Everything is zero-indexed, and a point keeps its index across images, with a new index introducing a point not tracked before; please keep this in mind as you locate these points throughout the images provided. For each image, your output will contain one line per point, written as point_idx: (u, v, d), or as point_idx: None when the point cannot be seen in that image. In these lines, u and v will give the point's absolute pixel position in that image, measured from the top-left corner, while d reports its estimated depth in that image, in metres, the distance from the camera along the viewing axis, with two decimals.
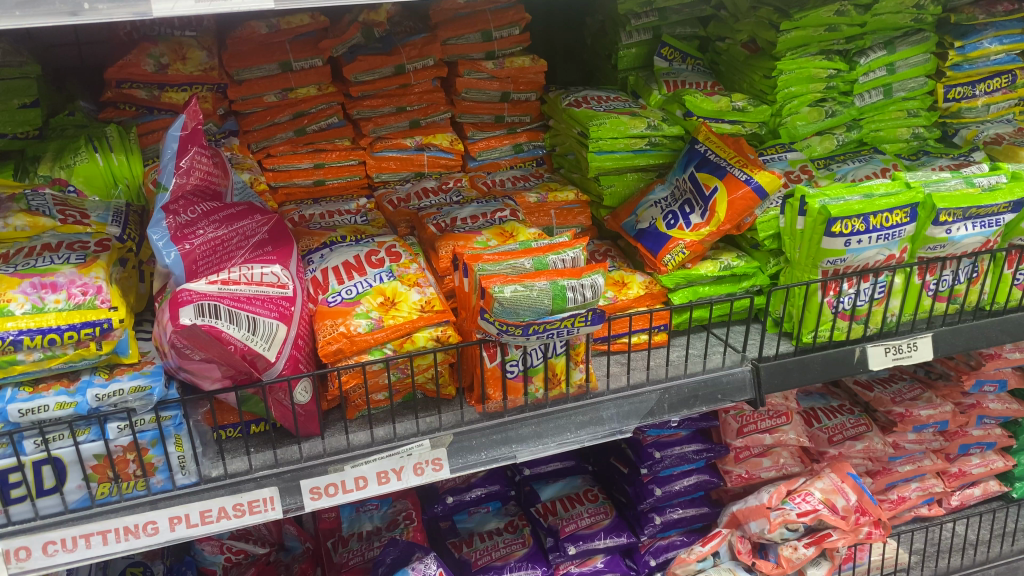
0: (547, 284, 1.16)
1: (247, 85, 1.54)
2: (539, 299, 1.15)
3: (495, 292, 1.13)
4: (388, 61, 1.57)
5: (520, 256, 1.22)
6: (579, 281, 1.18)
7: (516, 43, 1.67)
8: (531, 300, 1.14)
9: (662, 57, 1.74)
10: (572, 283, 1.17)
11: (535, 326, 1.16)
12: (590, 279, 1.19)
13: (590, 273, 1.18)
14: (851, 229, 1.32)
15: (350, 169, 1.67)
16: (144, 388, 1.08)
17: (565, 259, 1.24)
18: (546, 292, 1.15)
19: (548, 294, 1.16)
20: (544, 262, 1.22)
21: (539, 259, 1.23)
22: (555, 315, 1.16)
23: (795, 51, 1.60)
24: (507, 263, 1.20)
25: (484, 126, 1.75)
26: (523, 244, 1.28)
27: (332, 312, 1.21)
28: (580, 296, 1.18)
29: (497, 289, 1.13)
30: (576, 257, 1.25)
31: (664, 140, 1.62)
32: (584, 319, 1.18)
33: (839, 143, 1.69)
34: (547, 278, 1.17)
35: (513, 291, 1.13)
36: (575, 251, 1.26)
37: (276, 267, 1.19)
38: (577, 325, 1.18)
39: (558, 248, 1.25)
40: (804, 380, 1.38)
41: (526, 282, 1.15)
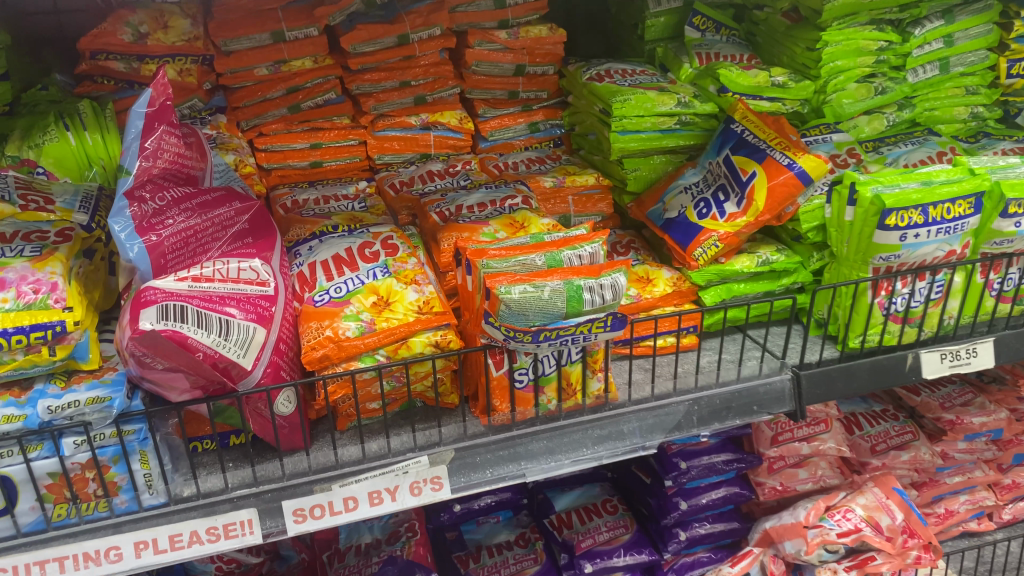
0: (562, 284, 1.02)
1: (237, 57, 1.39)
2: (554, 301, 1.01)
3: (500, 292, 1.00)
4: (391, 31, 1.42)
5: (532, 251, 1.08)
6: (598, 280, 1.04)
7: (531, 10, 1.51)
8: (544, 303, 1.01)
9: (693, 26, 1.57)
10: (590, 283, 1.03)
11: (549, 332, 1.03)
12: (612, 279, 1.04)
13: (611, 271, 1.04)
14: (908, 221, 1.17)
15: (351, 150, 1.54)
16: (103, 399, 0.96)
17: (582, 255, 1.09)
18: (562, 293, 1.01)
19: (562, 295, 1.02)
20: (558, 260, 1.07)
21: (553, 255, 1.08)
22: (571, 321, 1.02)
23: (843, 20, 1.44)
24: (516, 260, 1.06)
25: (497, 103, 1.60)
26: (535, 238, 1.13)
27: (318, 314, 1.06)
28: (599, 299, 1.03)
29: (504, 289, 1.00)
30: (597, 252, 1.10)
31: (695, 119, 1.45)
32: (603, 323, 1.04)
33: (889, 124, 1.52)
34: (561, 277, 1.04)
35: (523, 292, 1.00)
36: (595, 246, 1.11)
37: (256, 262, 1.07)
38: (595, 331, 1.04)
39: (577, 242, 1.10)
40: (849, 389, 1.25)
41: (536, 282, 1.02)
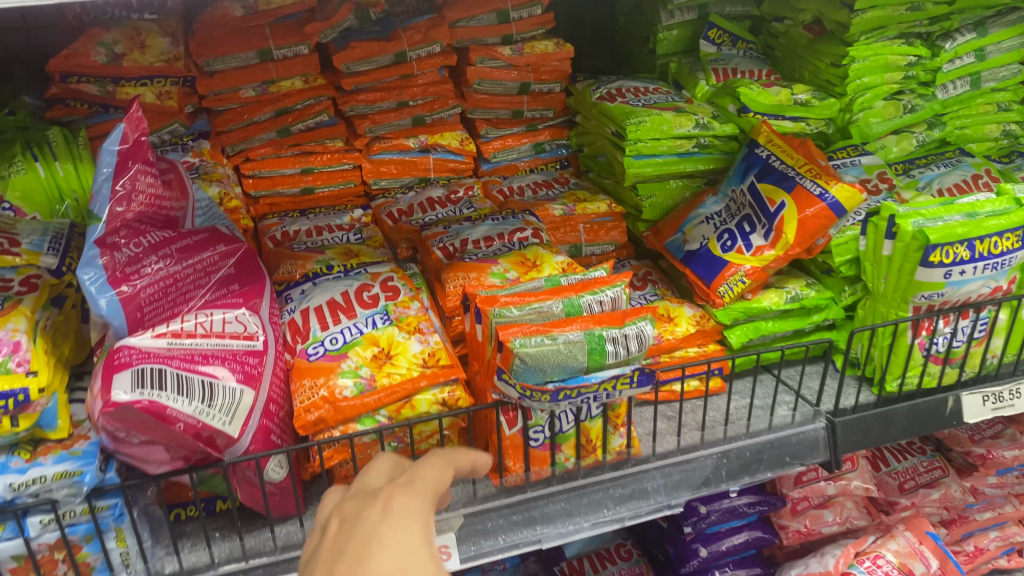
0: (581, 335, 0.93)
1: (221, 77, 1.29)
2: (573, 354, 0.91)
3: (514, 345, 0.89)
4: (387, 48, 1.32)
5: (547, 296, 0.98)
6: (622, 330, 0.94)
7: (537, 24, 1.41)
8: (563, 357, 0.91)
9: (708, 40, 1.48)
10: (613, 333, 0.94)
11: (569, 391, 0.92)
12: (637, 328, 0.95)
13: (635, 320, 0.95)
14: (953, 257, 1.07)
15: (345, 175, 1.44)
16: (73, 474, 0.85)
17: (603, 301, 0.99)
18: (582, 346, 0.92)
19: (583, 348, 0.92)
20: (577, 306, 0.97)
21: (572, 301, 0.97)
22: (594, 377, 0.92)
23: (870, 34, 1.35)
24: (529, 307, 0.96)
25: (499, 122, 1.50)
26: (551, 281, 1.02)
27: (312, 370, 0.96)
28: (622, 350, 0.94)
29: (519, 342, 0.90)
30: (620, 297, 1.00)
31: (715, 141, 1.35)
32: (627, 379, 0.93)
33: (919, 144, 1.42)
34: (580, 327, 0.94)
35: (540, 345, 0.90)
36: (618, 289, 1.00)
37: (242, 312, 0.96)
38: (619, 387, 0.94)
39: (597, 286, 1.00)
40: (887, 436, 1.16)
41: (552, 334, 0.92)
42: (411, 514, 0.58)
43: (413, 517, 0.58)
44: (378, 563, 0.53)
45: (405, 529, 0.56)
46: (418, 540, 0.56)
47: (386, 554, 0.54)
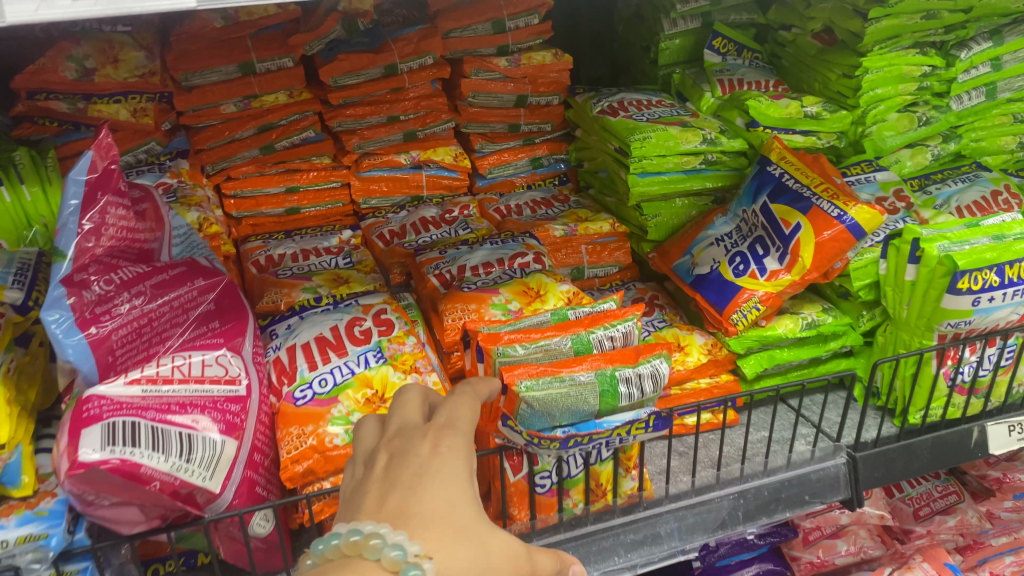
0: (592, 376, 0.86)
1: (200, 92, 1.21)
2: (584, 396, 0.85)
3: (520, 388, 0.83)
4: (377, 61, 1.25)
5: (556, 332, 0.91)
6: (636, 369, 0.87)
7: (534, 34, 1.34)
8: (572, 400, 0.84)
9: (713, 50, 1.42)
10: (626, 372, 0.87)
11: (579, 437, 0.86)
12: (651, 366, 0.88)
13: (650, 357, 0.88)
14: (982, 284, 1.01)
15: (333, 194, 1.37)
16: (38, 537, 0.77)
17: (615, 336, 0.91)
18: (593, 387, 0.85)
19: (594, 391, 0.85)
20: (586, 343, 0.90)
21: (581, 336, 0.91)
22: (607, 423, 0.86)
23: (884, 44, 1.29)
24: (536, 344, 0.89)
25: (494, 137, 1.43)
26: (558, 315, 0.95)
27: (299, 416, 0.88)
28: (636, 391, 0.87)
29: (524, 385, 0.83)
30: (632, 332, 0.93)
31: (722, 157, 1.29)
32: (642, 424, 0.88)
33: (934, 158, 1.36)
34: (590, 366, 0.87)
35: (548, 388, 0.84)
36: (630, 323, 0.93)
37: (223, 353, 0.89)
38: (634, 433, 0.88)
39: (608, 319, 0.93)
40: (909, 470, 1.09)
41: (561, 375, 0.85)
42: (457, 455, 0.58)
43: (460, 457, 0.58)
44: (429, 501, 0.54)
45: (453, 470, 0.56)
46: (463, 483, 0.56)
47: (437, 493, 0.54)
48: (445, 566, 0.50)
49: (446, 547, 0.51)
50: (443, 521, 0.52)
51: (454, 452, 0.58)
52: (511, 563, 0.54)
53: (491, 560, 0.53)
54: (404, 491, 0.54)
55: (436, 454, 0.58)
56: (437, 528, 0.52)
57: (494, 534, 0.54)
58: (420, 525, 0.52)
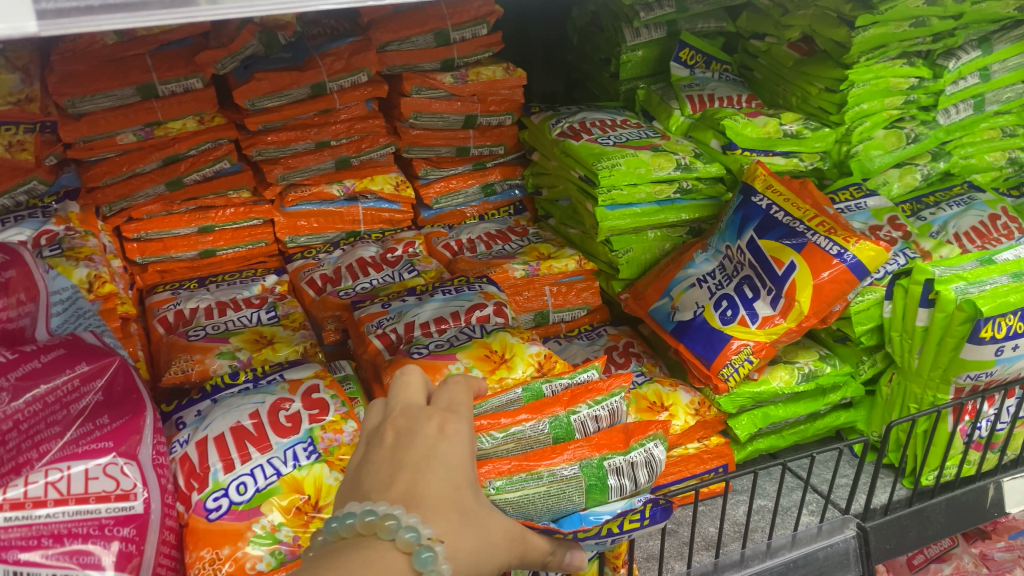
0: (573, 469, 0.66)
1: (90, 120, 1.01)
2: (567, 494, 0.65)
3: (488, 492, 0.63)
4: (302, 79, 1.07)
5: (528, 414, 0.71)
6: (628, 457, 0.68)
7: (482, 46, 1.18)
8: (553, 499, 0.63)
9: (679, 62, 1.28)
10: (615, 461, 0.67)
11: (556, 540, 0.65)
12: (644, 450, 0.69)
13: (645, 440, 0.69)
14: (1005, 331, 0.89)
15: (254, 232, 1.19)
16: None
17: (600, 417, 0.73)
18: (578, 482, 0.65)
19: (578, 488, 0.65)
20: (566, 428, 0.71)
21: (558, 417, 0.71)
22: (594, 517, 0.65)
23: (871, 54, 1.15)
24: (506, 432, 0.69)
25: (440, 161, 1.27)
26: (529, 390, 0.75)
27: (212, 534, 0.71)
28: (629, 483, 0.67)
29: (494, 487, 0.63)
30: (619, 410, 0.74)
31: (698, 184, 1.16)
32: (637, 515, 0.68)
33: (924, 178, 1.25)
34: (570, 459, 0.67)
35: (522, 490, 0.63)
36: (618, 397, 0.75)
37: (111, 461, 0.69)
38: (626, 526, 0.68)
39: (592, 394, 0.74)
40: (924, 538, 0.95)
41: (531, 471, 0.65)
42: (467, 436, 0.50)
43: (469, 436, 0.50)
44: (439, 483, 0.46)
45: (465, 451, 0.48)
46: (470, 464, 0.49)
47: (446, 474, 0.47)
48: (452, 557, 0.44)
49: (453, 536, 0.44)
50: (449, 504, 0.45)
51: (465, 431, 0.50)
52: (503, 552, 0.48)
53: (486, 548, 0.47)
54: (410, 470, 0.46)
55: (445, 432, 0.49)
56: (446, 514, 0.45)
57: (491, 516, 0.48)
58: (431, 509, 0.44)
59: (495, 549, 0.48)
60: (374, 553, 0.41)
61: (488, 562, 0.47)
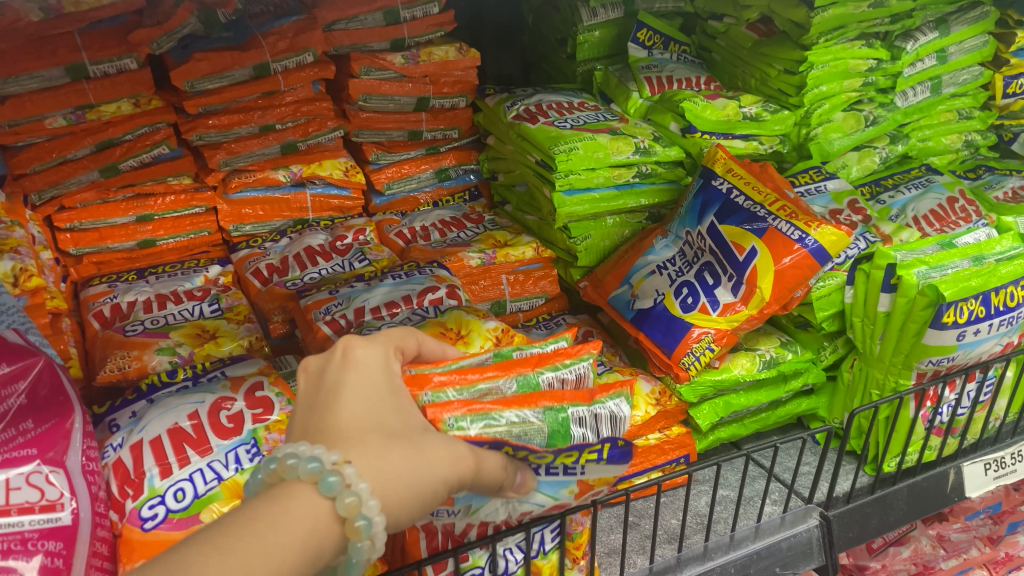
0: (537, 415, 0.58)
1: (15, 103, 0.94)
2: (526, 436, 0.57)
3: (446, 428, 0.54)
4: (244, 60, 1.02)
5: (496, 372, 0.63)
6: (592, 408, 0.60)
7: (434, 25, 1.14)
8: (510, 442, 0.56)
9: (638, 43, 1.25)
10: (579, 411, 0.60)
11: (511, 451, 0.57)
12: (609, 404, 0.61)
13: (612, 393, 0.61)
14: (968, 316, 0.88)
15: (196, 221, 1.14)
16: None
17: (566, 381, 0.64)
18: (539, 425, 0.57)
19: (540, 433, 0.57)
20: (535, 387, 0.62)
21: (527, 377, 0.62)
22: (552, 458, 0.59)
23: (830, 35, 1.14)
24: (472, 390, 0.60)
25: (392, 146, 1.22)
26: (499, 352, 0.66)
27: (150, 545, 0.67)
28: (592, 435, 0.60)
29: (453, 423, 0.55)
30: (588, 375, 0.65)
31: (657, 168, 1.13)
32: (594, 453, 0.62)
33: (882, 161, 1.24)
34: (535, 405, 0.59)
35: (483, 429, 0.55)
36: (586, 362, 0.65)
37: (34, 469, 0.64)
38: (583, 461, 0.62)
39: (561, 357, 0.65)
40: (885, 525, 0.94)
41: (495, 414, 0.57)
42: (376, 365, 0.50)
43: (376, 362, 0.49)
44: (348, 413, 0.45)
45: (373, 379, 0.48)
46: (382, 389, 0.48)
47: (356, 403, 0.46)
48: (380, 475, 0.42)
49: (374, 453, 0.43)
50: (365, 430, 0.44)
51: (373, 359, 0.49)
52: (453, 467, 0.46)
53: (430, 460, 0.45)
54: (319, 411, 0.46)
55: (349, 365, 0.48)
56: (360, 439, 0.44)
57: (424, 434, 0.47)
58: (339, 439, 0.43)
59: (443, 466, 0.46)
60: (281, 491, 0.40)
61: (438, 473, 0.45)
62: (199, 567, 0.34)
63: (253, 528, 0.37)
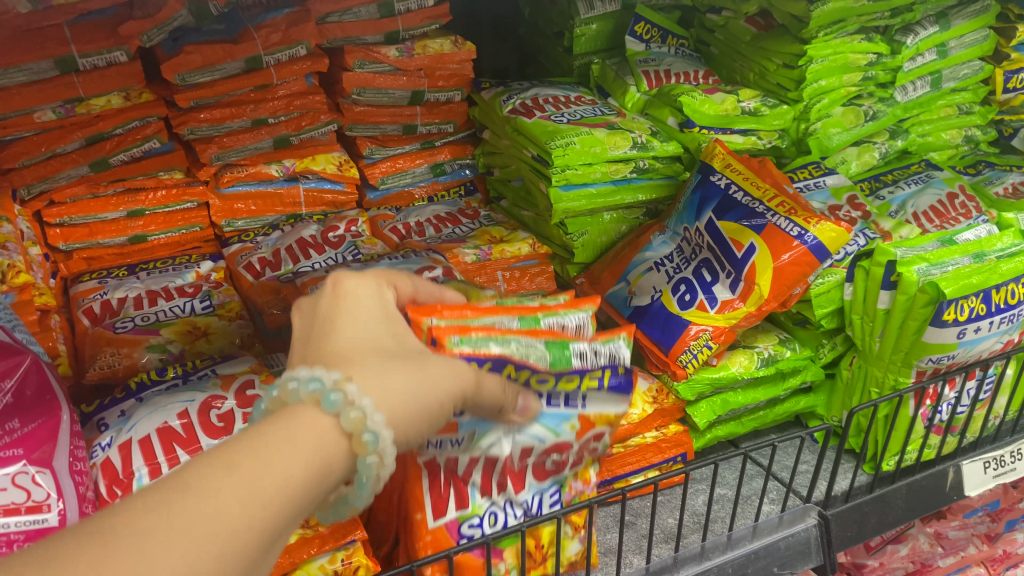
0: (539, 342, 0.58)
1: (2, 96, 0.92)
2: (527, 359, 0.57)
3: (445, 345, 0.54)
4: (236, 53, 1.00)
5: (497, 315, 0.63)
6: (591, 344, 0.61)
7: (429, 18, 1.13)
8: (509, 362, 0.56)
9: (635, 36, 1.24)
10: (580, 345, 0.60)
11: (514, 373, 0.56)
12: (609, 345, 0.62)
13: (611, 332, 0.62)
14: (968, 313, 0.87)
15: (187, 216, 1.12)
16: None
17: (568, 327, 0.64)
18: (539, 349, 0.58)
19: (542, 358, 0.58)
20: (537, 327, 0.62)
21: (528, 317, 0.62)
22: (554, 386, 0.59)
23: (829, 29, 1.12)
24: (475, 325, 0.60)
25: (387, 140, 1.21)
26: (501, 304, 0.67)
27: None
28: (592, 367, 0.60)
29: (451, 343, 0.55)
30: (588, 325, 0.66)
31: (655, 163, 1.12)
32: (598, 383, 0.62)
33: (881, 156, 1.23)
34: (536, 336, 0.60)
35: (482, 347, 0.55)
36: (584, 314, 0.66)
37: (20, 470, 0.63)
38: (586, 390, 0.61)
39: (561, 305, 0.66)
40: (884, 524, 0.92)
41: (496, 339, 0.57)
42: (370, 292, 0.49)
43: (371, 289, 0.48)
44: (345, 339, 0.44)
45: (368, 305, 0.47)
46: (378, 314, 0.47)
47: (352, 329, 0.45)
48: (384, 391, 0.41)
49: (375, 371, 0.42)
50: (364, 351, 0.44)
51: (366, 287, 0.49)
52: (456, 383, 0.46)
53: (433, 378, 0.44)
54: (315, 340, 0.45)
55: (342, 294, 0.48)
56: (359, 360, 0.43)
57: (424, 353, 0.46)
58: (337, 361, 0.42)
59: (446, 381, 0.45)
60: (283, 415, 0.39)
61: (439, 391, 0.44)
62: (200, 491, 0.33)
63: (247, 449, 0.35)
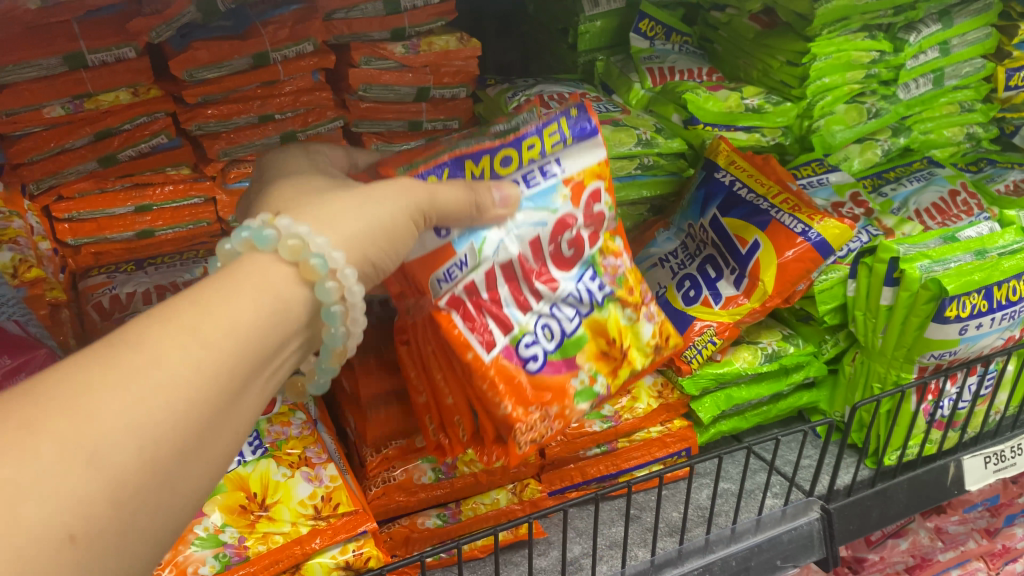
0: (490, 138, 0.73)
1: (12, 92, 0.93)
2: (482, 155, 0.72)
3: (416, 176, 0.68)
4: (243, 49, 1.02)
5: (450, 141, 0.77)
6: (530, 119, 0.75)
7: (434, 15, 1.14)
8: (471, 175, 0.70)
9: (639, 33, 1.24)
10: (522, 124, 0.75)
11: (474, 168, 0.72)
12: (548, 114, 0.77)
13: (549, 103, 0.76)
14: (970, 310, 0.89)
15: (195, 211, 1.10)
16: None
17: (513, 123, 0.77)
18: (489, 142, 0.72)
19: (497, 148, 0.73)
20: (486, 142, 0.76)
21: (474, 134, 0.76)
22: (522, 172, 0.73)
23: (832, 27, 1.13)
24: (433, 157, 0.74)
25: (391, 136, 1.19)
26: None
27: None
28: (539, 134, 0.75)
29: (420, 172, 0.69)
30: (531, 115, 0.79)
31: (660, 160, 1.12)
32: (557, 137, 0.75)
33: (884, 154, 1.23)
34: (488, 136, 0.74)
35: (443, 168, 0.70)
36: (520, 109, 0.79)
37: None
38: (552, 150, 0.75)
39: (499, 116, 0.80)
40: (885, 518, 0.93)
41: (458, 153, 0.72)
42: (287, 187, 0.59)
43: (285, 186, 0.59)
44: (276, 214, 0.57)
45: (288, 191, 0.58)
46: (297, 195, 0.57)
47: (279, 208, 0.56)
48: (318, 223, 0.53)
49: (307, 215, 0.54)
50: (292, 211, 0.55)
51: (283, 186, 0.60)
52: (377, 209, 0.57)
53: (357, 208, 0.56)
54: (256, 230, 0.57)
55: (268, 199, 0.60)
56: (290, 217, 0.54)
57: (345, 198, 0.56)
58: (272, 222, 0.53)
59: (370, 207, 0.57)
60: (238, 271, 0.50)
61: (366, 215, 0.56)
62: (142, 332, 0.40)
63: (184, 298, 0.43)
